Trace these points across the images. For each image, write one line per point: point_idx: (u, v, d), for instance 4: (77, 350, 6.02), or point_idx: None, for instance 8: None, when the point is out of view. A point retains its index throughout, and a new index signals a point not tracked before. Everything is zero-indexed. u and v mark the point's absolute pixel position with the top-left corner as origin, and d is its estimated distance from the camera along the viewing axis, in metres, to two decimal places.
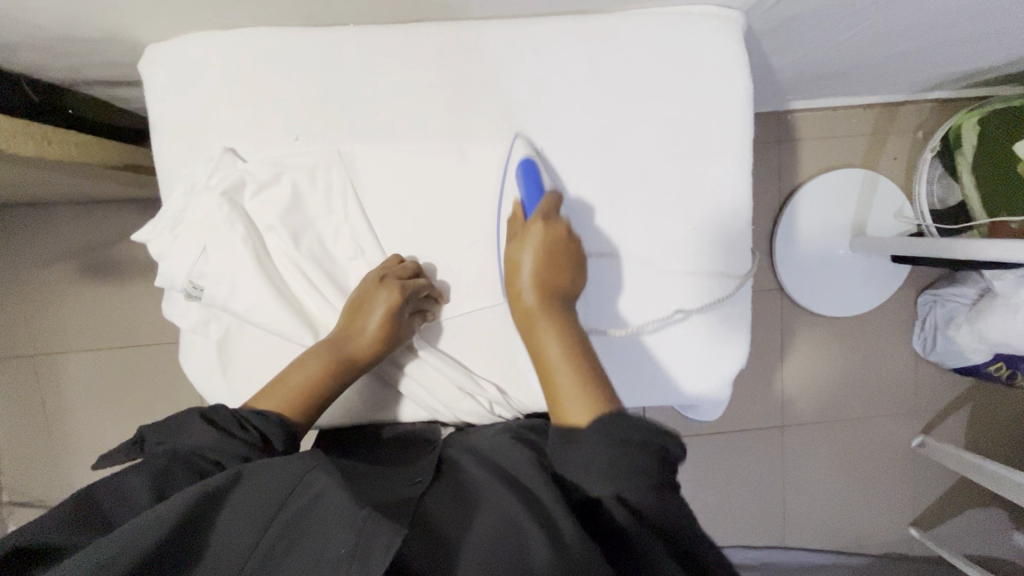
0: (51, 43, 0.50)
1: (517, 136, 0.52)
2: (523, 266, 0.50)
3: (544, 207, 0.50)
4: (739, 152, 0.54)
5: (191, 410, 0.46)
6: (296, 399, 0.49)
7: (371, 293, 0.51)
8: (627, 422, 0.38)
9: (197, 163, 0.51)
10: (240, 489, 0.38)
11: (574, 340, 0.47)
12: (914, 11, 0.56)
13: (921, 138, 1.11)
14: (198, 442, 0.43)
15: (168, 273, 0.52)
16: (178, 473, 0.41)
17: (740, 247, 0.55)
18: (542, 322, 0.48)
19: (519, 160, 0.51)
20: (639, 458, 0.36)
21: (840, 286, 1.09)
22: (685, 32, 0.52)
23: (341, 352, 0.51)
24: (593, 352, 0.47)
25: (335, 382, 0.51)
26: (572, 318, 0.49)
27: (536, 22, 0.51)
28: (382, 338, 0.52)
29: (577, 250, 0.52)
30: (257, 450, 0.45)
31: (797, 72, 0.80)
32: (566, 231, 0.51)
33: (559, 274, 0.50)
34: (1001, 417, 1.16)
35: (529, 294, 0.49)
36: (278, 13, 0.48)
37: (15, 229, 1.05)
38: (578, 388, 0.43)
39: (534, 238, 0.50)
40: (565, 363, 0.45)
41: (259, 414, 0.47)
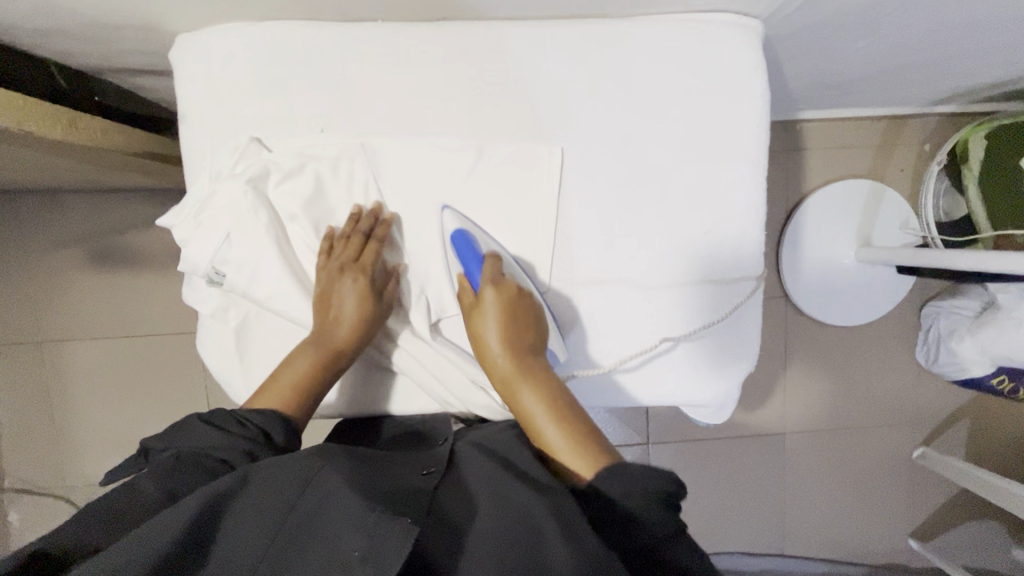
0: (84, 29, 0.51)
1: (444, 208, 0.54)
2: (491, 336, 0.51)
3: (490, 273, 0.51)
4: (754, 157, 0.55)
5: (193, 416, 0.48)
6: (291, 394, 0.51)
7: (334, 284, 0.53)
8: (628, 473, 0.39)
9: (223, 152, 0.52)
10: (252, 486, 0.40)
11: (555, 396, 0.48)
12: (931, 24, 0.57)
13: (927, 151, 1.12)
14: (203, 442, 0.45)
15: (191, 259, 0.53)
16: (186, 472, 0.43)
17: (751, 249, 0.57)
18: (521, 388, 0.49)
19: (451, 233, 0.53)
20: (647, 511, 0.37)
21: (844, 296, 1.10)
22: (705, 38, 0.53)
23: (325, 344, 0.52)
24: (575, 402, 0.49)
25: (324, 374, 0.52)
26: (547, 372, 0.51)
27: (560, 24, 0.52)
28: (360, 323, 0.52)
29: (535, 302, 0.53)
30: (259, 444, 0.47)
31: (809, 81, 0.80)
32: (516, 285, 0.52)
33: (525, 331, 0.51)
34: (1002, 431, 1.17)
35: (502, 359, 0.50)
36: (309, 7, 0.49)
37: (28, 214, 1.05)
38: (576, 455, 0.44)
39: (492, 310, 0.51)
40: (556, 428, 0.46)
41: (256, 411, 0.49)
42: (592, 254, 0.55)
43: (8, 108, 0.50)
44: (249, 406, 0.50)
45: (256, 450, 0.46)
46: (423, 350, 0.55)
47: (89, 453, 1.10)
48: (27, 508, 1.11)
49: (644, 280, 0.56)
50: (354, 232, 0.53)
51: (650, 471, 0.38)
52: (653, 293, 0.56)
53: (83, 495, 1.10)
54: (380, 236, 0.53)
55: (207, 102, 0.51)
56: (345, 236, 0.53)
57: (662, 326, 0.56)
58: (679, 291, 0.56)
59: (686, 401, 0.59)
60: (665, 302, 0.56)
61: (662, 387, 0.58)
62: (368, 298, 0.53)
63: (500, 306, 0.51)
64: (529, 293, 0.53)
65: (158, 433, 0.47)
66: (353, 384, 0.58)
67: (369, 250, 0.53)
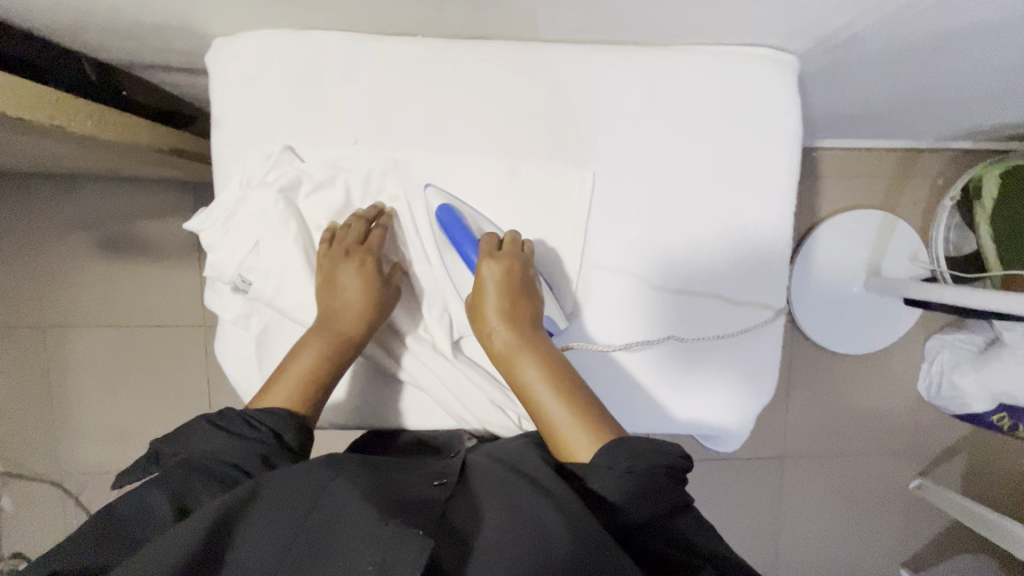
0: (122, 27, 0.51)
1: (428, 186, 0.53)
2: (488, 308, 0.52)
3: (486, 246, 0.52)
4: (782, 191, 0.56)
5: (202, 417, 0.46)
6: (300, 391, 0.49)
7: (338, 269, 0.52)
8: (635, 448, 0.43)
9: (255, 159, 0.52)
10: (265, 500, 0.39)
11: (554, 364, 0.50)
12: (965, 69, 0.57)
13: (940, 185, 1.12)
14: (213, 446, 0.44)
15: (218, 265, 0.53)
16: (195, 479, 0.41)
17: (772, 282, 0.57)
18: (520, 357, 0.51)
19: (435, 209, 0.52)
20: (658, 479, 0.41)
21: (851, 325, 1.10)
22: (741, 71, 0.53)
23: (332, 333, 0.51)
24: (575, 373, 0.50)
25: (333, 363, 0.51)
26: (546, 340, 0.52)
27: (599, 50, 0.52)
28: (367, 308, 0.52)
29: (533, 271, 0.53)
30: (272, 447, 0.45)
31: (832, 112, 0.81)
32: (515, 258, 0.52)
33: (524, 302, 0.52)
34: (999, 466, 1.17)
35: (502, 333, 0.52)
36: (350, 19, 0.49)
37: (39, 198, 1.04)
38: (575, 422, 0.46)
39: (491, 282, 0.51)
40: (554, 396, 0.48)
41: (265, 411, 0.47)
42: (618, 287, 0.55)
43: (42, 104, 0.50)
44: (257, 406, 0.49)
45: (269, 453, 0.45)
46: (444, 365, 0.55)
47: (87, 441, 1.09)
48: (22, 493, 1.10)
49: (667, 313, 0.56)
50: (356, 221, 0.53)
51: (654, 446, 0.43)
52: (677, 323, 0.56)
53: (77, 483, 1.09)
54: (382, 224, 0.54)
55: (241, 109, 0.51)
56: (347, 225, 0.53)
57: (682, 356, 0.57)
58: (700, 319, 0.56)
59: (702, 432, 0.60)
60: (687, 333, 0.56)
61: (675, 423, 0.58)
62: (372, 282, 0.52)
63: (498, 279, 0.51)
64: (528, 262, 0.53)
65: (165, 434, 0.45)
66: (368, 397, 0.57)
67: (373, 237, 0.53)
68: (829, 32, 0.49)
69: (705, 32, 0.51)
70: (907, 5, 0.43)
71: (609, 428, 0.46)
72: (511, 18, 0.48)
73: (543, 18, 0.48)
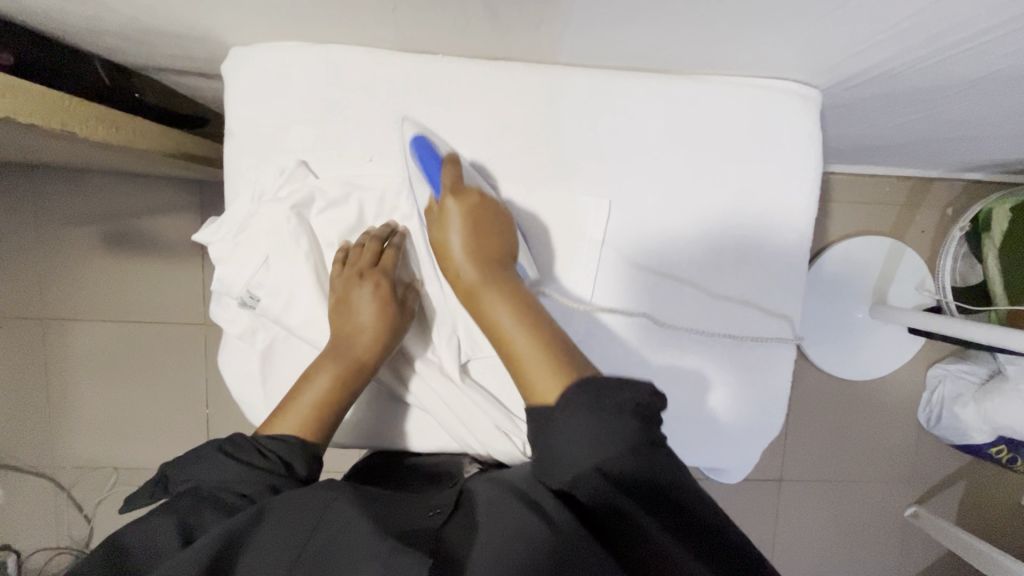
0: (140, 33, 0.50)
1: (404, 119, 0.50)
2: (452, 243, 0.49)
3: (450, 179, 0.48)
4: (798, 226, 0.55)
5: (212, 443, 0.46)
6: (311, 419, 0.49)
7: (353, 291, 0.52)
8: (607, 389, 0.38)
9: (268, 174, 0.51)
10: (270, 521, 0.39)
11: (521, 302, 0.46)
12: (987, 111, 0.57)
13: (950, 214, 1.12)
14: (223, 475, 0.43)
15: (227, 280, 0.52)
16: (203, 510, 0.41)
17: (785, 318, 0.56)
18: (487, 296, 0.47)
19: (411, 139, 0.49)
20: (621, 424, 0.37)
21: (853, 351, 1.10)
22: (766, 104, 0.52)
23: (345, 358, 0.51)
24: (545, 314, 0.47)
25: (346, 390, 0.50)
26: (515, 280, 0.48)
27: (622, 77, 0.51)
28: (381, 333, 0.51)
29: (500, 210, 0.50)
30: (283, 478, 0.45)
31: (848, 142, 0.80)
32: (480, 196, 0.49)
33: (492, 239, 0.49)
34: (995, 498, 1.18)
35: (467, 272, 0.48)
36: (371, 36, 0.48)
37: (43, 189, 1.03)
38: (542, 360, 0.42)
39: (456, 219, 0.48)
40: (518, 333, 0.45)
41: (277, 440, 0.47)
42: (628, 314, 0.55)
43: (55, 110, 0.49)
44: (266, 433, 0.48)
45: (279, 483, 0.45)
46: (451, 390, 0.54)
47: (82, 435, 1.08)
48: (13, 485, 1.09)
49: (677, 344, 0.55)
50: (369, 241, 0.52)
51: (620, 384, 0.38)
52: (685, 353, 0.56)
53: (70, 477, 1.08)
54: (395, 244, 0.53)
55: (257, 121, 0.50)
56: (360, 244, 0.53)
57: (690, 387, 0.56)
58: (710, 351, 0.56)
59: (706, 463, 0.59)
60: (697, 366, 0.56)
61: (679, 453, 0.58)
62: (386, 305, 0.52)
63: (464, 216, 0.48)
64: (495, 203, 0.50)
65: (174, 459, 0.45)
66: (373, 417, 0.57)
67: (387, 257, 0.53)
68: (855, 72, 0.49)
69: (732, 65, 0.50)
70: (938, 51, 0.42)
71: (579, 365, 0.42)
72: (536, 43, 0.47)
73: (570, 44, 0.47)
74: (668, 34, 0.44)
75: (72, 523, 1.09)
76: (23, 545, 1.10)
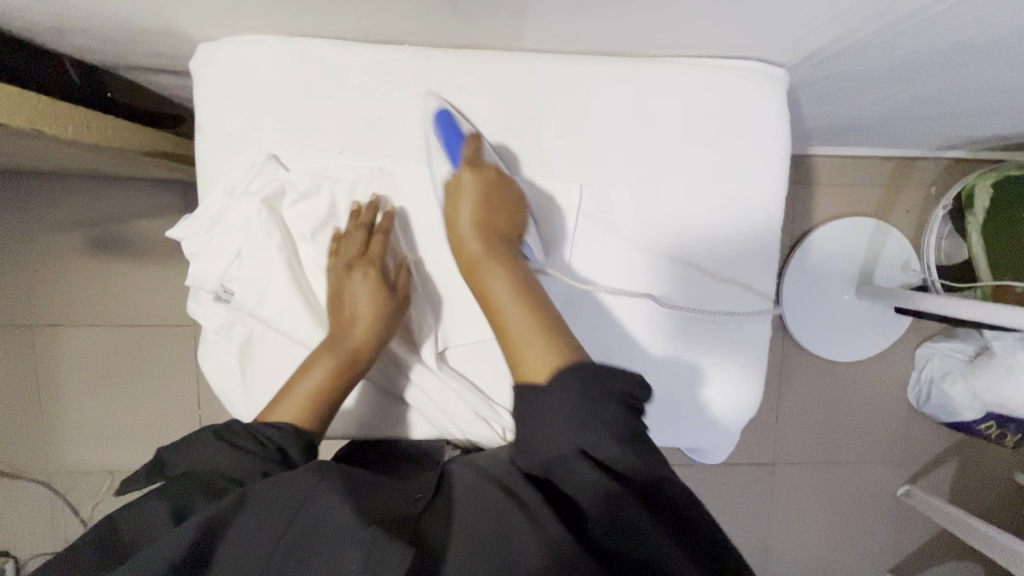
0: (107, 31, 0.50)
1: (428, 93, 0.50)
2: (462, 219, 0.49)
3: (471, 153, 0.49)
4: (769, 204, 0.55)
5: (210, 428, 0.47)
6: (308, 406, 0.50)
7: (346, 280, 0.53)
8: (594, 371, 0.40)
9: (239, 168, 0.51)
10: (251, 508, 0.38)
11: (522, 281, 0.48)
12: (955, 85, 0.57)
13: (933, 193, 1.12)
14: (218, 460, 0.44)
15: (200, 275, 0.52)
16: (195, 491, 0.42)
17: (758, 295, 0.57)
18: (489, 271, 0.48)
19: (433, 112, 0.50)
20: (607, 408, 0.38)
21: (841, 333, 1.11)
22: (732, 84, 0.53)
23: (341, 348, 0.51)
24: (545, 297, 0.48)
25: (344, 380, 0.51)
26: (517, 260, 0.50)
27: (588, 62, 0.52)
28: (376, 321, 0.52)
29: (516, 189, 0.51)
30: (276, 465, 0.45)
31: (825, 123, 0.80)
32: (497, 174, 0.50)
33: (501, 220, 0.50)
34: (986, 473, 1.18)
35: (470, 246, 0.49)
36: (335, 27, 0.48)
37: (29, 196, 1.04)
38: (534, 335, 0.44)
39: (469, 192, 0.49)
40: (516, 310, 0.46)
41: (274, 427, 0.47)
42: (603, 300, 0.55)
43: (24, 110, 0.49)
44: (265, 419, 0.49)
45: (272, 470, 0.45)
46: (430, 379, 0.55)
47: (76, 441, 1.09)
48: (9, 493, 1.09)
49: (653, 328, 0.56)
50: (357, 228, 0.52)
51: (610, 370, 0.40)
52: (660, 334, 0.56)
53: (66, 483, 1.09)
54: (383, 227, 0.52)
55: (226, 117, 0.51)
56: (349, 232, 0.53)
57: (669, 371, 0.57)
58: (686, 333, 0.56)
59: (686, 444, 0.60)
60: (675, 348, 0.56)
61: (657, 434, 0.58)
62: (381, 294, 0.52)
63: (478, 189, 0.49)
64: (511, 184, 0.51)
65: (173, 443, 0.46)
66: (351, 405, 0.57)
67: (376, 241, 0.52)
68: (818, 47, 0.49)
69: (695, 46, 0.51)
70: (898, 20, 0.42)
71: (569, 343, 0.44)
72: (499, 30, 0.48)
73: (533, 29, 0.47)
74: (629, 16, 0.44)
75: (69, 528, 1.09)
76: (21, 552, 1.10)
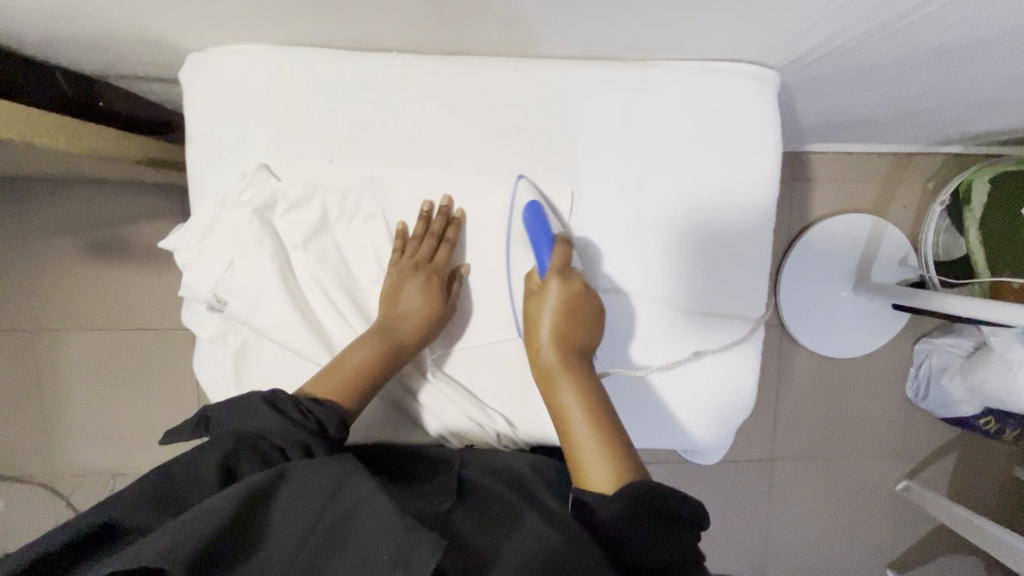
0: (95, 42, 0.50)
1: (521, 178, 0.53)
2: (542, 325, 0.52)
3: (559, 262, 0.51)
4: (761, 207, 0.55)
5: (256, 394, 0.46)
6: (350, 385, 0.50)
7: (404, 279, 0.54)
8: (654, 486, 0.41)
9: (230, 178, 0.52)
10: (290, 487, 0.39)
11: (593, 395, 0.50)
12: (949, 83, 0.57)
13: (931, 188, 1.12)
14: (264, 424, 0.44)
15: (193, 285, 0.53)
16: (240, 453, 0.42)
17: (751, 297, 0.57)
18: (563, 380, 0.50)
19: (524, 205, 0.52)
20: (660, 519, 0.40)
21: (838, 329, 1.11)
22: (723, 87, 0.52)
23: (391, 339, 0.53)
24: (613, 412, 0.49)
25: (385, 368, 0.52)
26: (591, 373, 0.52)
27: (577, 66, 0.51)
28: (427, 320, 0.53)
29: (597, 303, 0.53)
30: (317, 438, 0.45)
31: (820, 120, 0.80)
32: (581, 286, 0.52)
33: (578, 330, 0.52)
34: (984, 467, 1.19)
35: (547, 352, 0.52)
36: (323, 34, 0.48)
37: (26, 201, 1.04)
38: (599, 452, 0.46)
39: (552, 300, 0.52)
40: (584, 422, 0.48)
41: (319, 403, 0.47)
42: None
43: (15, 122, 0.49)
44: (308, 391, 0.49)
45: (312, 444, 0.44)
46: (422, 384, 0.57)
47: (78, 444, 1.10)
48: (13, 495, 1.10)
49: (646, 332, 0.56)
50: (428, 235, 0.54)
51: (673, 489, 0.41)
52: (653, 338, 0.56)
53: (69, 486, 1.10)
54: (450, 238, 0.54)
55: (216, 127, 0.51)
56: (416, 236, 0.54)
57: (664, 375, 0.57)
58: (680, 338, 0.56)
59: (680, 445, 0.60)
60: (669, 353, 0.56)
61: (651, 435, 0.58)
62: (435, 298, 0.54)
63: (561, 299, 0.51)
64: (594, 298, 0.53)
65: (221, 404, 0.46)
66: None
67: (441, 252, 0.54)
68: (809, 49, 0.49)
69: (685, 50, 0.51)
70: (887, 22, 0.42)
71: (634, 467, 0.45)
72: (486, 36, 0.48)
73: (521, 34, 0.47)
74: (618, 20, 0.44)
75: None
76: None
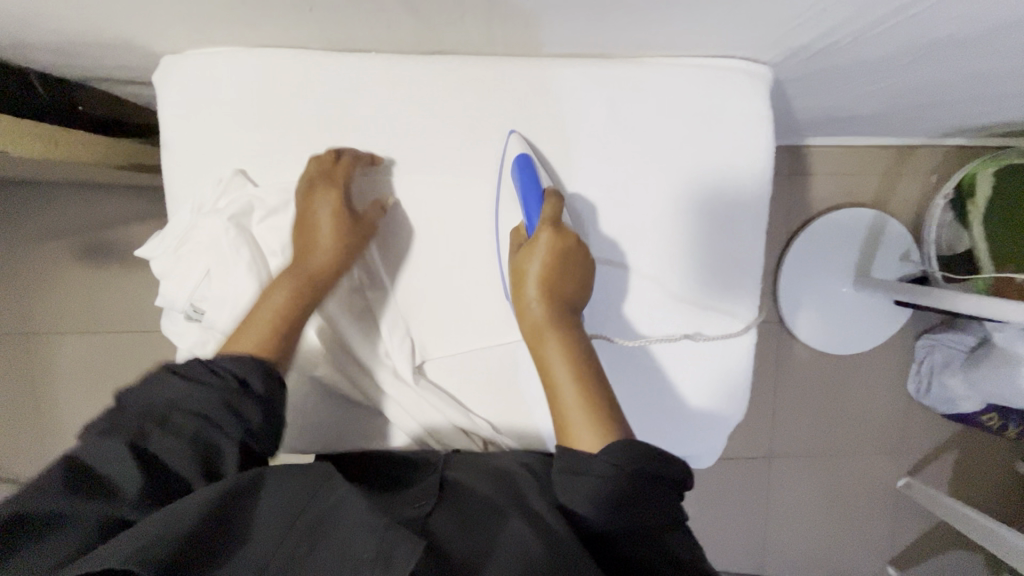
0: (67, 46, 0.49)
1: (512, 133, 0.50)
2: (530, 279, 0.48)
3: (550, 213, 0.48)
4: (753, 208, 0.54)
5: (163, 366, 0.43)
6: (269, 335, 0.47)
7: (310, 206, 0.50)
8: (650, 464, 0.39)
9: (208, 185, 0.51)
10: (267, 492, 0.37)
11: (581, 353, 0.46)
12: (949, 77, 0.55)
13: (934, 182, 1.09)
14: (176, 395, 0.41)
15: (170, 295, 0.52)
16: (158, 432, 0.39)
17: (744, 301, 0.55)
18: (551, 337, 0.46)
19: (514, 157, 0.50)
20: (656, 499, 0.38)
21: (839, 326, 1.09)
22: (713, 84, 0.51)
23: (299, 273, 0.49)
24: (602, 372, 0.46)
25: (302, 302, 0.49)
26: (580, 331, 0.47)
27: (562, 65, 0.50)
28: (338, 249, 0.50)
29: (587, 259, 0.49)
30: (236, 393, 0.43)
31: (817, 116, 0.78)
32: (574, 239, 0.49)
33: (568, 286, 0.48)
34: (986, 464, 1.17)
35: (535, 307, 0.47)
36: (298, 35, 0.47)
37: (18, 204, 1.03)
38: (585, 413, 0.42)
39: (542, 250, 0.47)
40: (571, 380, 0.44)
41: (232, 358, 0.44)
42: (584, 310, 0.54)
43: None
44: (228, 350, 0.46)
45: (235, 399, 0.42)
46: (405, 393, 0.54)
47: None
48: None
49: (637, 333, 0.55)
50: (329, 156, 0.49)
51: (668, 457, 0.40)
52: (644, 341, 0.55)
53: None
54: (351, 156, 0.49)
55: (191, 132, 0.50)
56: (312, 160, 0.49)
57: (654, 377, 0.56)
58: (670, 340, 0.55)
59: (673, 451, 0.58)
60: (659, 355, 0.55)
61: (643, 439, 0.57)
62: (342, 222, 0.50)
63: (552, 249, 0.47)
64: (585, 254, 0.49)
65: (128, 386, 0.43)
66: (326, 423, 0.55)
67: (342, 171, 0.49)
68: (801, 45, 0.47)
69: (674, 47, 0.49)
70: (882, 17, 0.40)
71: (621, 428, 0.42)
72: (466, 35, 0.46)
73: (502, 33, 0.46)
74: (602, 17, 0.42)
75: None
76: None
